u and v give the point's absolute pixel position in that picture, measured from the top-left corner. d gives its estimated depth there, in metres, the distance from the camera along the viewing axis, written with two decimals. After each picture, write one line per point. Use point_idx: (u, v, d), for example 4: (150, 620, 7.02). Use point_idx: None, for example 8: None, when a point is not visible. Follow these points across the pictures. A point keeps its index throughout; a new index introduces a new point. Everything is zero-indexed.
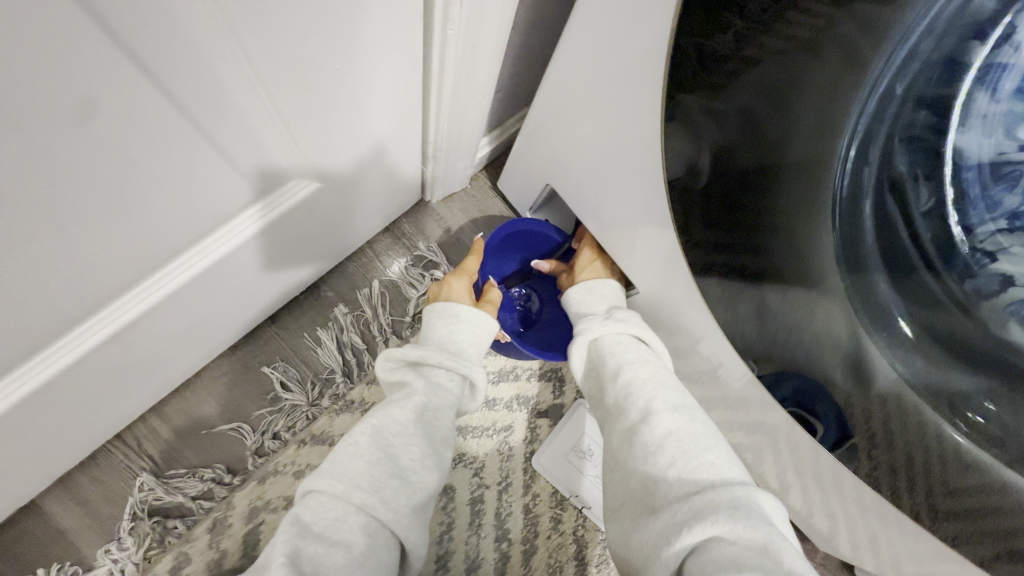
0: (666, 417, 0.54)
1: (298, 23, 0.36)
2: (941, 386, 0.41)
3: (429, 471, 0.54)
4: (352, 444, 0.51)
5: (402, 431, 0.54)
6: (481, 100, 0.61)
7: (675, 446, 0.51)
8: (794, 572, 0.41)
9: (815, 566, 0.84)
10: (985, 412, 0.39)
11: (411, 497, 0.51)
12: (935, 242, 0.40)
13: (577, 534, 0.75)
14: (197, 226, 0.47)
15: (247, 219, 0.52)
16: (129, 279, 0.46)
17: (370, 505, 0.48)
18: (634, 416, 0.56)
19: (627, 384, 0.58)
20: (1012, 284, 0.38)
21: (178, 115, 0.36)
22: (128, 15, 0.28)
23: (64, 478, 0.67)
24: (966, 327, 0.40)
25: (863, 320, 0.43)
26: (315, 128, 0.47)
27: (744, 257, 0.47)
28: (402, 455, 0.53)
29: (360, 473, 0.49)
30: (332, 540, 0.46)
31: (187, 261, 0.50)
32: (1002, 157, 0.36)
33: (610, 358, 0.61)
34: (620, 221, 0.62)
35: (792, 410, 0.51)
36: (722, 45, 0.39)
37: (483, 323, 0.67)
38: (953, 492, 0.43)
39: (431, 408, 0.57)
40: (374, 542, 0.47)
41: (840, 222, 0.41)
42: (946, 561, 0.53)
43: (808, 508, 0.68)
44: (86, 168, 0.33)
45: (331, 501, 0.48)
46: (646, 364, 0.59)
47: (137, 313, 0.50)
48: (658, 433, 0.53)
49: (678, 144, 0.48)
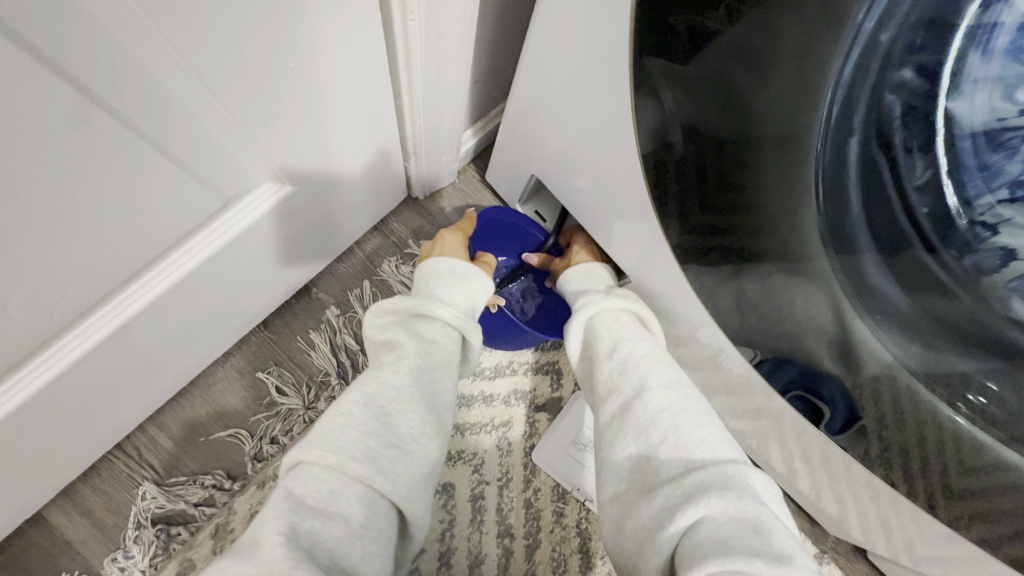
0: (661, 393, 0.52)
1: (240, 21, 0.34)
2: (941, 369, 0.39)
3: (429, 439, 0.50)
4: (344, 413, 0.46)
5: (398, 396, 0.49)
6: (457, 90, 0.59)
7: (667, 422, 0.50)
8: (783, 553, 0.39)
9: (827, 550, 0.83)
10: (986, 392, 0.38)
11: (410, 467, 0.47)
12: (931, 217, 0.38)
13: (581, 526, 0.75)
14: (172, 231, 0.47)
15: (220, 229, 0.51)
16: (99, 292, 0.46)
17: (366, 476, 0.43)
18: (628, 392, 0.54)
19: (623, 360, 0.56)
20: (1014, 258, 0.36)
21: (120, 128, 0.35)
22: (36, 21, 0.27)
23: (67, 489, 0.68)
24: (963, 304, 0.38)
25: (854, 301, 0.41)
26: (281, 130, 0.46)
27: (731, 240, 0.45)
28: (399, 423, 0.48)
29: (354, 444, 0.45)
30: (329, 513, 0.41)
31: (161, 272, 0.49)
32: (1001, 123, 0.34)
33: (606, 336, 0.59)
34: (604, 209, 0.61)
35: (798, 394, 0.49)
36: (713, 20, 0.37)
37: (476, 275, 0.65)
38: (968, 471, 0.41)
39: (426, 369, 0.53)
40: (373, 513, 0.43)
41: (825, 197, 0.39)
42: (959, 545, 0.51)
43: (817, 493, 0.66)
44: (18, 185, 0.32)
45: (324, 474, 0.43)
46: (643, 341, 0.57)
47: (113, 328, 0.49)
48: (652, 408, 0.52)
49: (657, 127, 0.46)
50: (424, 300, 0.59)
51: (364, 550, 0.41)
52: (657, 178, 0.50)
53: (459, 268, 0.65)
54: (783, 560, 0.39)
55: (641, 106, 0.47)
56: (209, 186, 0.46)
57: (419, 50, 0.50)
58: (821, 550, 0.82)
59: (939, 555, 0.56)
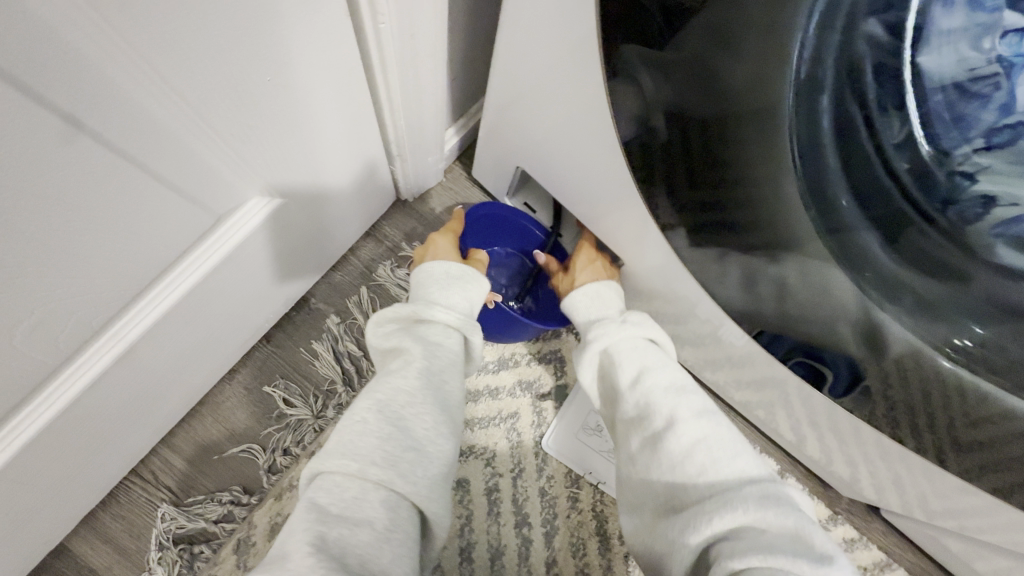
0: (692, 425, 0.52)
1: (213, 39, 0.35)
2: (933, 317, 0.41)
3: (444, 439, 0.50)
4: (360, 421, 0.47)
5: (410, 399, 0.50)
6: (434, 89, 0.60)
7: (704, 454, 0.49)
8: (826, 557, 0.41)
9: (841, 513, 0.84)
10: (975, 336, 0.40)
11: (429, 468, 0.47)
12: (912, 172, 0.39)
13: (597, 509, 0.76)
14: (163, 254, 0.47)
15: (211, 249, 0.51)
16: (96, 321, 0.46)
17: (388, 480, 0.44)
18: (658, 423, 0.53)
19: (647, 392, 0.55)
20: (995, 204, 0.36)
21: (112, 154, 0.36)
22: (23, 58, 0.28)
23: (87, 518, 0.68)
24: (953, 250, 0.39)
25: (838, 261, 0.43)
26: (264, 144, 0.46)
27: (718, 212, 0.46)
28: (414, 426, 0.49)
29: (373, 450, 0.45)
30: (355, 519, 0.42)
31: (157, 295, 0.49)
32: (972, 73, 0.35)
33: (627, 364, 0.58)
34: (592, 194, 0.61)
35: (801, 360, 0.51)
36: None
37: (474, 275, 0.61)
38: (976, 422, 0.42)
39: (435, 371, 0.53)
40: (398, 515, 0.44)
41: (801, 163, 0.41)
42: (969, 495, 0.53)
43: (828, 455, 0.69)
44: (9, 218, 0.33)
45: (345, 482, 0.44)
46: (665, 369, 0.57)
47: (113, 355, 0.49)
48: (686, 441, 0.51)
49: (635, 110, 0.47)
50: (421, 305, 0.57)
51: (393, 552, 0.42)
52: (642, 158, 0.50)
53: (453, 271, 0.62)
54: (826, 562, 0.40)
55: (617, 89, 0.47)
56: (200, 207, 0.46)
57: (393, 50, 0.50)
58: (835, 512, 0.83)
59: (952, 502, 0.58)
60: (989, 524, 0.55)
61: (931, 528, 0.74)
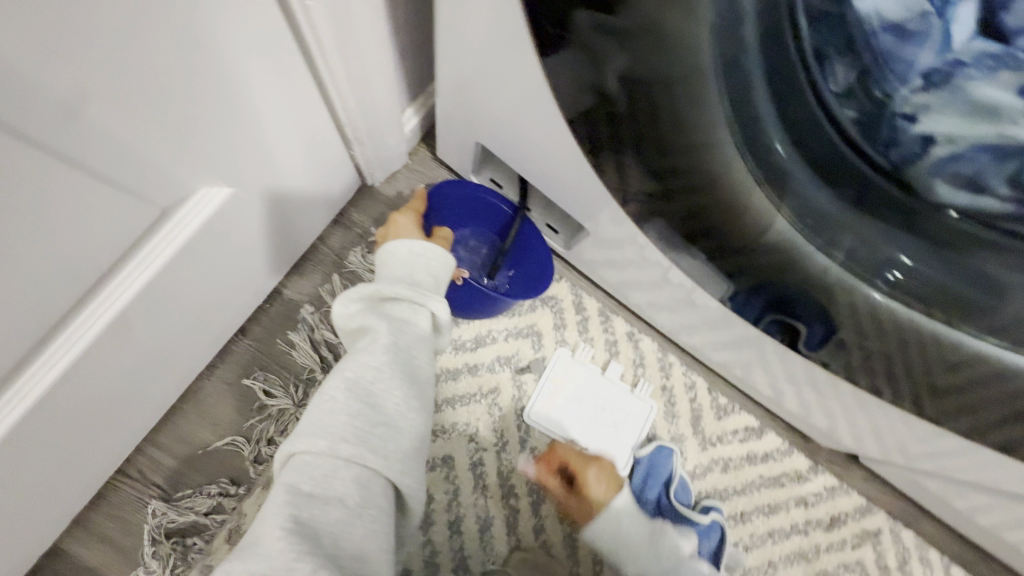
0: (646, 528, 0.71)
1: (130, 26, 0.34)
2: (869, 254, 0.44)
3: (416, 414, 0.51)
4: (329, 400, 0.48)
5: (379, 376, 0.51)
6: (381, 67, 0.59)
7: (667, 535, 0.71)
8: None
9: (823, 463, 0.85)
10: (902, 266, 0.43)
11: (400, 442, 0.48)
12: (857, 120, 0.39)
13: (581, 477, 0.78)
14: (110, 251, 0.46)
15: (160, 243, 0.50)
16: (51, 323, 0.46)
17: (360, 455, 0.45)
18: (645, 541, 0.70)
19: (618, 511, 0.69)
20: (934, 143, 0.37)
21: (52, 157, 0.36)
22: None
23: (79, 520, 0.69)
24: (893, 191, 0.41)
25: (782, 207, 0.45)
26: (209, 136, 0.45)
27: (666, 172, 0.48)
28: (385, 402, 0.50)
29: (343, 427, 0.46)
30: (326, 497, 0.43)
31: (109, 294, 0.48)
32: (908, 13, 0.34)
33: (604, 522, 0.70)
34: (552, 165, 0.62)
35: (775, 317, 0.53)
36: None
37: (436, 251, 0.60)
38: (956, 366, 0.45)
39: (403, 347, 0.53)
40: (370, 491, 0.45)
41: (735, 122, 0.41)
42: (934, 433, 0.54)
43: (806, 407, 0.71)
44: None
45: (316, 460, 0.45)
46: (610, 489, 0.71)
47: (74, 358, 0.49)
48: (661, 556, 0.70)
49: (581, 76, 0.47)
50: (386, 282, 0.57)
51: (366, 527, 0.43)
52: (596, 126, 0.50)
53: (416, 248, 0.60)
54: None
55: (567, 57, 0.46)
56: (146, 201, 0.45)
57: (325, 27, 0.49)
58: (816, 462, 0.85)
59: (920, 441, 0.59)
60: (957, 458, 0.57)
61: (909, 471, 0.76)
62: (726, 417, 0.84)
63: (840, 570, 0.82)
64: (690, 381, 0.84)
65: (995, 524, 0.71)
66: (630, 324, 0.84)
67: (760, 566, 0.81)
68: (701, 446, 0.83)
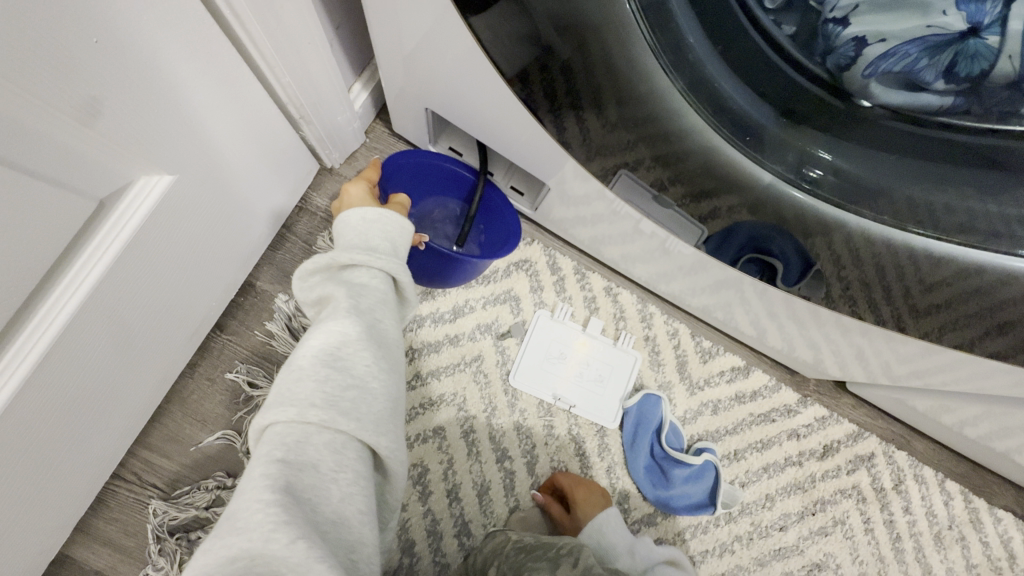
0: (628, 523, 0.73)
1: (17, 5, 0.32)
2: (803, 161, 0.43)
3: (386, 375, 0.52)
4: (297, 368, 0.48)
5: (345, 340, 0.50)
6: (314, 40, 0.58)
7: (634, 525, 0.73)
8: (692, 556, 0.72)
9: (811, 394, 0.86)
10: (822, 163, 0.42)
11: (372, 403, 0.49)
12: (795, 35, 0.38)
13: (573, 433, 0.80)
14: (54, 246, 0.45)
15: (105, 236, 0.49)
16: (5, 327, 0.46)
17: (330, 420, 0.46)
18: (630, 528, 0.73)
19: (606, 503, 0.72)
20: (866, 44, 0.36)
21: (6, 169, 0.38)
22: None
23: (82, 526, 0.70)
24: (834, 106, 0.40)
25: (723, 132, 0.43)
26: (133, 120, 0.44)
27: (609, 109, 0.46)
28: (354, 364, 0.50)
29: (311, 393, 0.47)
30: (300, 463, 0.43)
31: (63, 292, 0.48)
32: None
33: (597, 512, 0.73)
34: (501, 124, 0.61)
35: (750, 255, 0.53)
36: None
37: (390, 215, 0.60)
38: (932, 285, 0.44)
39: (365, 309, 0.54)
40: (344, 456, 0.45)
41: (661, 50, 0.40)
42: (907, 344, 0.55)
43: (789, 340, 0.71)
44: None
45: (288, 428, 0.45)
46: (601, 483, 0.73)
47: (35, 360, 0.49)
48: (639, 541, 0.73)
49: (507, 26, 0.45)
50: (342, 250, 0.58)
51: (342, 491, 0.44)
52: (531, 78, 0.49)
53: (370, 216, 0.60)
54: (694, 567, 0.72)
55: (499, 16, 0.45)
56: (77, 192, 0.44)
57: (245, 6, 0.48)
58: (805, 395, 0.86)
59: (898, 356, 0.59)
60: (932, 366, 0.57)
61: (894, 390, 0.76)
62: (711, 359, 0.84)
63: (838, 497, 0.83)
64: (672, 329, 0.84)
65: (984, 435, 0.71)
66: (607, 279, 0.84)
67: (758, 501, 0.82)
68: (690, 392, 0.83)
